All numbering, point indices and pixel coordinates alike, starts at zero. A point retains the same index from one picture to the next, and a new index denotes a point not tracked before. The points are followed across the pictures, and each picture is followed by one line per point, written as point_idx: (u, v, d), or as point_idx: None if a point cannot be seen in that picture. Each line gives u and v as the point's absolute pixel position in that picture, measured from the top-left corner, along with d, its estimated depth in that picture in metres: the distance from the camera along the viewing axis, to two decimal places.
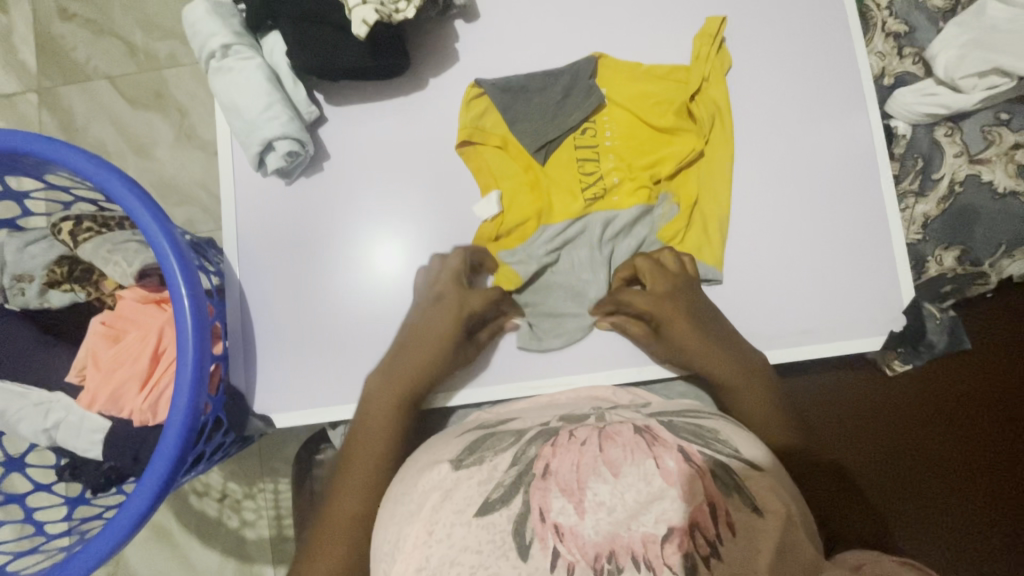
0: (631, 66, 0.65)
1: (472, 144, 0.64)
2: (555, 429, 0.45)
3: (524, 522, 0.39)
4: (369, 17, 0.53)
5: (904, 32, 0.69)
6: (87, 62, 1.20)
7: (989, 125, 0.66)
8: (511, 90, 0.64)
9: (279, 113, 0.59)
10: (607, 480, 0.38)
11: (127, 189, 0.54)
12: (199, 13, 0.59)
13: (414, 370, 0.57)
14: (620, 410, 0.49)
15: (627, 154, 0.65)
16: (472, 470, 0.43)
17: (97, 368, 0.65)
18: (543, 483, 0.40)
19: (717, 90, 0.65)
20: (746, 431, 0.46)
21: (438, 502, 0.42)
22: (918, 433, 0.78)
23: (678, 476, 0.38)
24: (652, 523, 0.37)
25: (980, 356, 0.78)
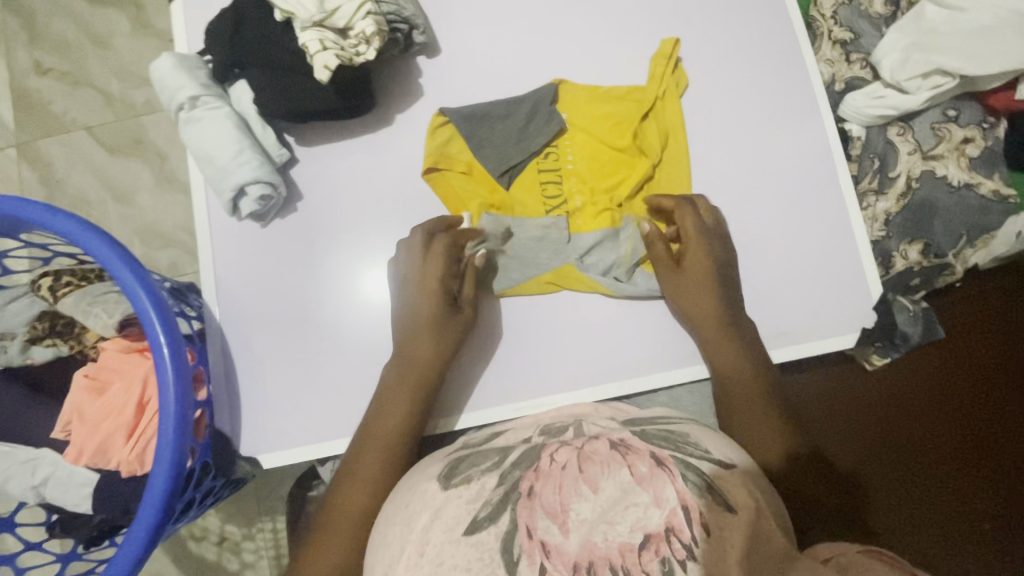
0: (590, 90, 0.68)
1: (438, 170, 0.65)
2: (539, 449, 0.46)
3: (511, 538, 0.39)
4: (330, 62, 0.55)
5: (850, 39, 0.72)
6: (65, 114, 1.21)
7: (939, 122, 0.69)
8: (475, 119, 0.66)
9: (250, 159, 0.60)
10: (588, 497, 0.39)
11: (102, 243, 0.55)
12: (165, 67, 0.60)
13: (420, 345, 0.59)
14: (597, 421, 0.51)
15: (590, 174, 0.67)
16: (461, 488, 0.44)
17: (82, 422, 0.65)
18: (528, 503, 0.40)
19: (671, 109, 0.67)
20: (716, 431, 0.47)
21: (427, 522, 0.42)
22: (917, 417, 0.80)
23: (651, 481, 0.40)
24: (627, 532, 0.38)
25: (979, 342, 0.79)
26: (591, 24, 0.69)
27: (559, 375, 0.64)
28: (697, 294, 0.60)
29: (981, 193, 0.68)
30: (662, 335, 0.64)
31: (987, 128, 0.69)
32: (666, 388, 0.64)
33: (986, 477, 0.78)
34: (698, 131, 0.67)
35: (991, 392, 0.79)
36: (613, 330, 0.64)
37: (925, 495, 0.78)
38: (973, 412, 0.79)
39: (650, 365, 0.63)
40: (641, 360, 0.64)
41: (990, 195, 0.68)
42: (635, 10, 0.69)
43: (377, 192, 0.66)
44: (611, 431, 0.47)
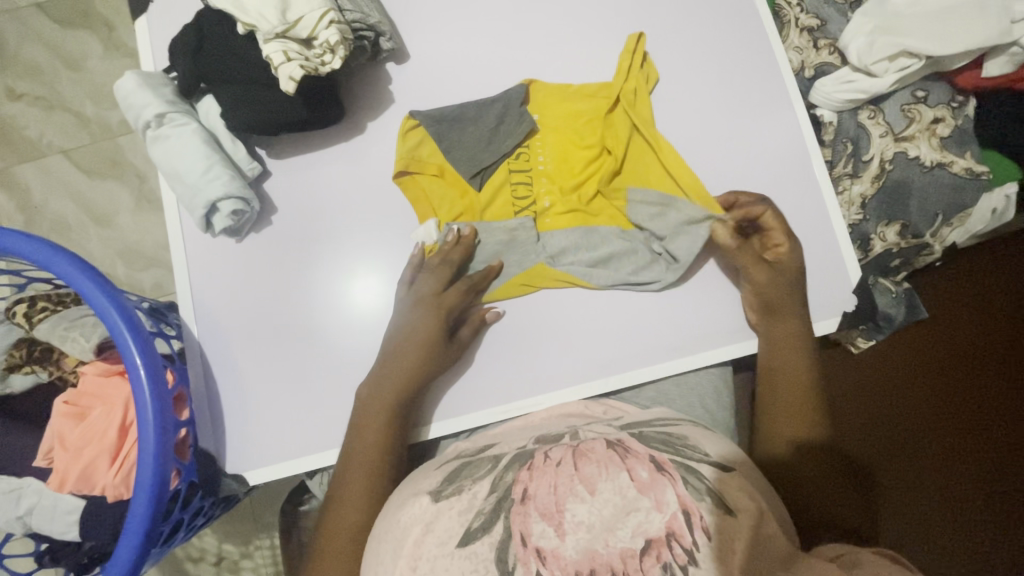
0: (560, 89, 0.68)
1: (409, 174, 0.65)
2: (530, 453, 0.46)
3: (505, 548, 0.39)
4: (295, 73, 0.55)
5: (817, 25, 0.73)
6: (41, 138, 1.20)
7: (909, 104, 0.69)
8: (446, 121, 0.66)
9: (220, 175, 0.60)
10: (584, 499, 0.38)
11: (72, 266, 0.55)
12: (129, 86, 0.60)
13: (409, 365, 0.59)
14: (593, 427, 0.49)
15: (560, 174, 0.67)
16: (452, 500, 0.44)
17: (64, 449, 0.64)
18: (522, 508, 0.40)
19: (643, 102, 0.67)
20: (711, 433, 0.47)
21: (420, 536, 0.42)
22: (909, 397, 0.80)
23: (652, 486, 0.39)
24: (629, 537, 0.37)
25: (964, 317, 0.80)
26: (559, 23, 0.70)
27: (546, 376, 0.63)
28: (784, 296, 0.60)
29: (954, 172, 0.68)
30: (647, 330, 0.64)
31: (957, 107, 0.69)
32: (652, 383, 0.64)
33: (983, 461, 0.78)
34: (671, 125, 0.67)
35: (983, 376, 0.80)
36: (590, 327, 0.64)
37: (924, 481, 0.78)
38: (966, 397, 0.80)
39: (635, 360, 0.63)
40: (624, 356, 0.63)
41: (963, 174, 0.68)
42: (602, 8, 0.70)
43: (353, 201, 0.66)
44: (607, 433, 0.47)
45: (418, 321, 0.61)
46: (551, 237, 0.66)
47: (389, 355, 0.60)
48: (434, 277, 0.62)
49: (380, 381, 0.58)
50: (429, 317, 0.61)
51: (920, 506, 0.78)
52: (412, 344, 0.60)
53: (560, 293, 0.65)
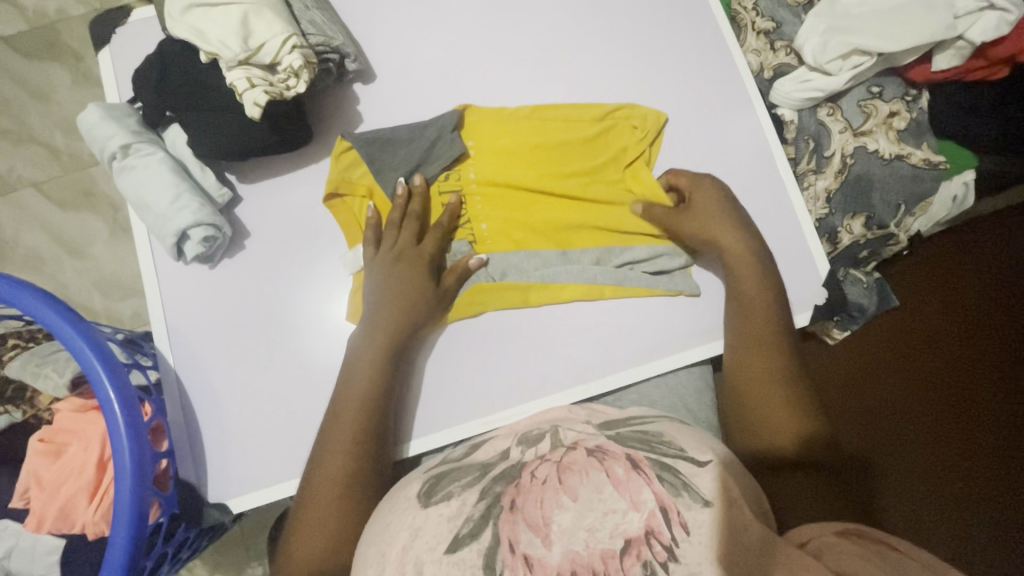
0: (495, 112, 0.68)
1: (339, 196, 0.65)
2: (517, 463, 0.46)
3: (494, 554, 0.39)
4: (260, 99, 0.55)
5: (773, 28, 0.75)
6: (10, 172, 1.18)
7: (865, 99, 0.71)
8: (376, 142, 0.65)
9: (188, 203, 0.59)
10: (568, 507, 0.39)
11: (39, 301, 0.54)
12: (93, 118, 0.60)
13: (364, 378, 0.57)
14: (572, 426, 0.51)
15: (498, 199, 0.67)
16: (441, 505, 0.44)
17: (41, 488, 0.63)
18: (511, 516, 0.40)
19: (619, 141, 0.68)
20: (689, 427, 0.48)
21: (408, 542, 0.42)
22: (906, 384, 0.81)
23: (628, 484, 0.39)
24: (608, 538, 0.37)
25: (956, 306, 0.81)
26: (521, 38, 0.71)
27: (532, 385, 0.64)
28: (727, 249, 0.62)
29: (912, 163, 0.70)
30: (625, 334, 0.65)
31: (910, 100, 0.71)
32: (633, 386, 0.64)
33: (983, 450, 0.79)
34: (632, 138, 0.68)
35: (956, 368, 0.80)
36: (566, 334, 0.65)
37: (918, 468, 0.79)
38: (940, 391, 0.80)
39: (617, 363, 0.64)
40: (604, 362, 0.64)
41: (921, 164, 0.70)
42: (563, 21, 0.71)
43: (326, 222, 0.66)
44: (587, 437, 0.47)
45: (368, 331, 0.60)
46: (513, 259, 0.66)
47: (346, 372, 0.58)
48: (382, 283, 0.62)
49: (336, 409, 0.56)
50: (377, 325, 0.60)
51: (900, 485, 0.78)
52: (359, 366, 0.58)
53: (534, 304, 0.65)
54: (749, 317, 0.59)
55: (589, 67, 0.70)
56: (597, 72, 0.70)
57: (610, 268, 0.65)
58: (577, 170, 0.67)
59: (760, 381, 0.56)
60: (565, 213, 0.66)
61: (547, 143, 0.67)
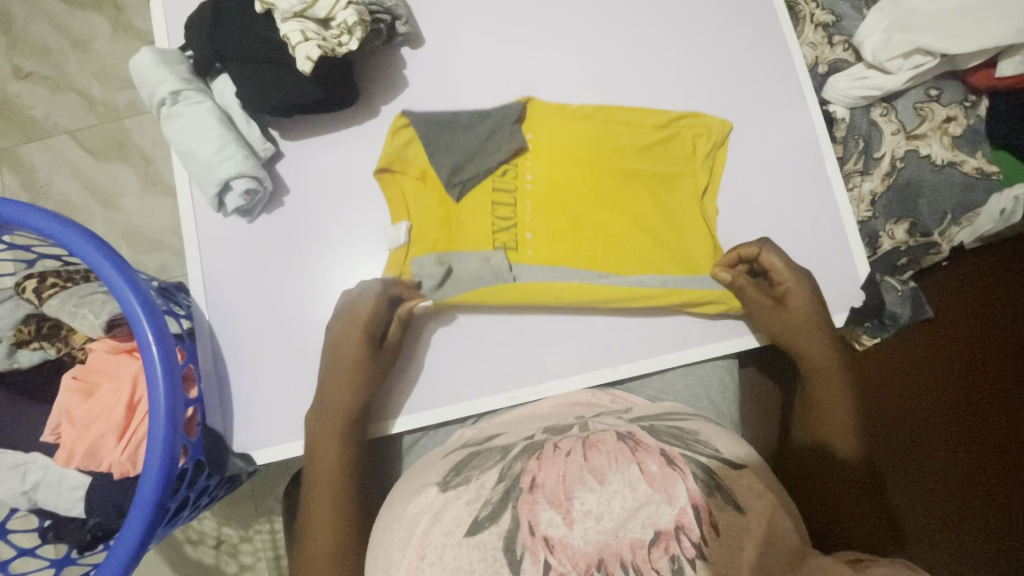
0: (555, 110, 0.67)
1: (390, 172, 0.65)
2: (540, 443, 0.46)
3: (513, 538, 0.39)
4: (312, 53, 0.55)
5: (832, 22, 0.73)
6: (47, 118, 1.20)
7: (921, 102, 0.69)
8: (436, 124, 0.65)
9: (233, 154, 0.60)
10: (594, 488, 0.39)
11: (83, 239, 0.54)
12: (146, 62, 0.60)
13: (344, 390, 0.58)
14: (603, 418, 0.50)
15: (547, 191, 0.65)
16: (460, 489, 0.44)
17: (72, 425, 0.64)
18: (531, 496, 0.40)
19: (682, 153, 0.67)
20: (727, 431, 0.47)
21: (428, 526, 0.42)
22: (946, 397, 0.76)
23: (662, 480, 0.39)
24: (639, 528, 0.38)
25: (998, 310, 0.77)
26: (573, 14, 0.69)
27: (558, 364, 0.64)
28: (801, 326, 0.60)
29: (965, 171, 0.68)
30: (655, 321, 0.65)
31: (969, 106, 0.69)
32: (658, 374, 0.64)
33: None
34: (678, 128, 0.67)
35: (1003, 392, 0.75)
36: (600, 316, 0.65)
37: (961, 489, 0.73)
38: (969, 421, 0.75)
39: (644, 350, 0.64)
40: (630, 347, 0.64)
41: (973, 173, 0.68)
42: None
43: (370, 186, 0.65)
44: (618, 425, 0.47)
45: (346, 338, 0.59)
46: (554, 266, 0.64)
47: (329, 376, 0.59)
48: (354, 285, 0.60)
49: (323, 409, 0.58)
50: (354, 334, 0.59)
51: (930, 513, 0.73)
52: (342, 369, 0.58)
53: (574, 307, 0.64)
54: (795, 337, 0.60)
55: (641, 47, 0.69)
56: (647, 53, 0.69)
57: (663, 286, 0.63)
58: (629, 175, 0.66)
59: (825, 415, 0.56)
60: (613, 218, 0.65)
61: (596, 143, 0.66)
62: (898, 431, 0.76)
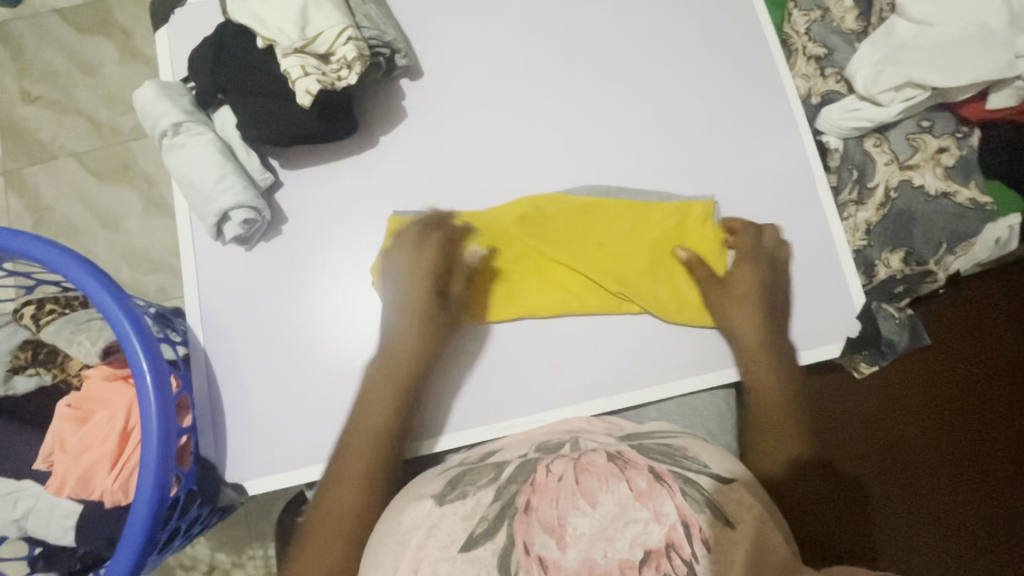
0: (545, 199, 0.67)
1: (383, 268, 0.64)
2: (533, 462, 0.46)
3: (508, 555, 0.39)
4: (311, 88, 0.56)
5: (824, 54, 0.74)
6: (53, 141, 1.22)
7: (914, 133, 0.70)
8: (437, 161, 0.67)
9: (233, 184, 0.60)
10: (586, 512, 0.40)
11: (81, 268, 0.55)
12: (149, 95, 0.61)
13: (370, 427, 0.57)
14: (594, 436, 0.51)
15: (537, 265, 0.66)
16: (457, 504, 0.44)
17: (64, 452, 0.64)
18: (526, 517, 0.41)
19: (649, 234, 0.66)
20: (714, 447, 0.48)
21: (422, 539, 0.42)
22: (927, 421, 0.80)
23: (650, 496, 0.40)
24: (627, 548, 0.38)
25: (986, 341, 0.80)
26: (569, 47, 0.71)
27: (554, 393, 0.64)
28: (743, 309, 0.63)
29: (958, 202, 0.69)
30: (651, 350, 0.65)
31: (962, 137, 0.69)
32: (655, 403, 0.64)
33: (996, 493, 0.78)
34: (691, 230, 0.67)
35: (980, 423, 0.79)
36: (598, 347, 0.65)
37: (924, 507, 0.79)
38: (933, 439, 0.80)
39: (640, 379, 0.64)
40: (627, 376, 0.64)
41: (967, 204, 0.69)
42: (613, 31, 0.71)
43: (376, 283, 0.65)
44: (608, 445, 0.48)
45: (372, 382, 0.60)
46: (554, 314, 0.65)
47: (359, 410, 0.58)
48: (417, 309, 0.62)
49: (345, 443, 0.57)
50: (384, 376, 0.60)
51: (893, 526, 0.78)
52: (368, 407, 0.58)
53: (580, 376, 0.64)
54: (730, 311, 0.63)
55: (635, 79, 0.70)
56: (641, 84, 0.70)
57: (660, 343, 0.65)
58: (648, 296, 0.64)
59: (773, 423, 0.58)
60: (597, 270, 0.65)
61: (604, 222, 0.66)
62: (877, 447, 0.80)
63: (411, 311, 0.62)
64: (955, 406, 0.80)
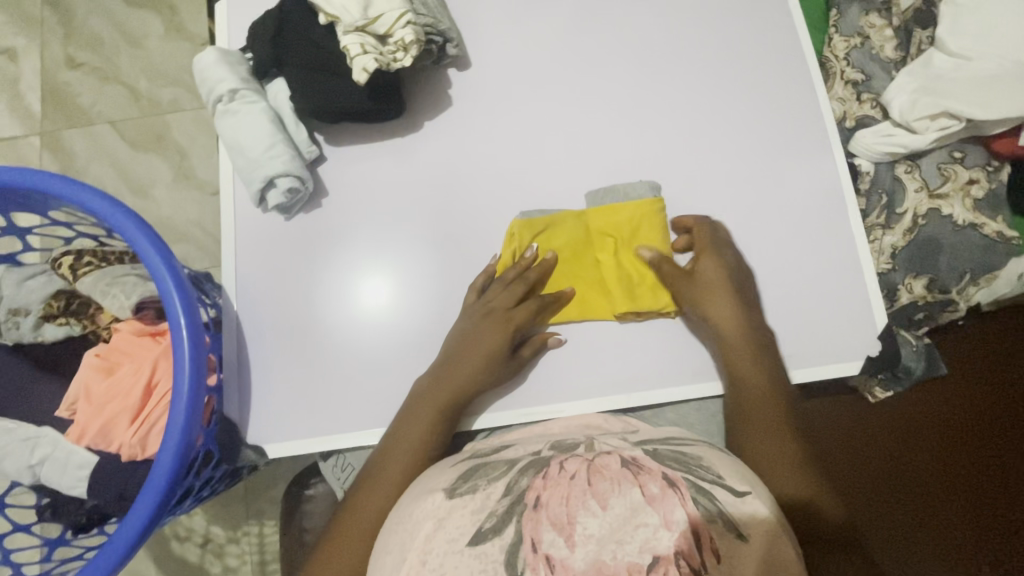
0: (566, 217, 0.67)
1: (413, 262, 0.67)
2: (546, 459, 0.47)
3: (515, 553, 0.40)
4: (369, 65, 0.58)
5: (861, 80, 0.76)
6: (91, 107, 1.24)
7: (945, 163, 0.71)
8: (477, 152, 0.69)
9: (281, 153, 0.62)
10: (596, 513, 0.39)
11: (129, 221, 0.56)
12: (209, 60, 0.63)
13: (410, 438, 0.59)
14: (609, 438, 0.51)
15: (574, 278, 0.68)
16: (467, 497, 0.45)
17: (88, 403, 0.65)
18: (535, 514, 0.41)
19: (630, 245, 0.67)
20: (726, 457, 0.48)
21: (431, 532, 0.43)
22: (941, 462, 0.80)
23: (662, 501, 0.40)
24: (636, 552, 0.38)
25: (1002, 385, 0.80)
26: (613, 53, 0.73)
27: (572, 386, 0.65)
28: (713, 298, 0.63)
29: (985, 234, 0.70)
30: (672, 353, 0.66)
31: (991, 171, 0.71)
32: (672, 404, 0.66)
33: (999, 536, 0.79)
34: None
35: (990, 466, 0.80)
36: (619, 345, 0.66)
37: (933, 548, 0.78)
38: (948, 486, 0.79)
39: (655, 381, 0.65)
40: (646, 376, 0.65)
41: (993, 236, 0.70)
42: (657, 41, 0.73)
43: (401, 263, 0.67)
44: (622, 448, 0.47)
45: (419, 400, 0.61)
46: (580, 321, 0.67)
47: (403, 421, 0.60)
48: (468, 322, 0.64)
49: (383, 451, 0.58)
50: (442, 390, 0.61)
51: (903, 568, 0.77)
52: (408, 424, 0.59)
53: (596, 372, 0.66)
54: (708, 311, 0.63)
55: (676, 87, 0.71)
56: (681, 95, 0.71)
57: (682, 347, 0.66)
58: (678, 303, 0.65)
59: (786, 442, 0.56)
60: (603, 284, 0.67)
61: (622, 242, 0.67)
62: (893, 486, 0.79)
63: (470, 323, 0.63)
64: (967, 448, 0.80)
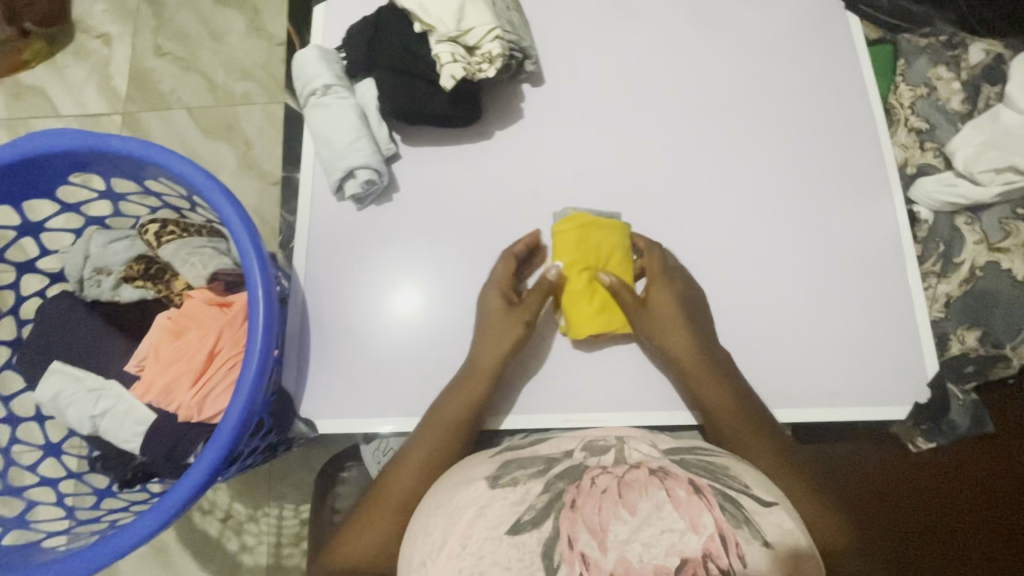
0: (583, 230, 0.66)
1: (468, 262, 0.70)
2: (579, 464, 0.47)
3: (552, 546, 0.41)
4: (457, 74, 0.62)
5: (925, 128, 0.77)
6: (171, 93, 1.33)
7: (1007, 218, 0.71)
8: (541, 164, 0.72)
9: (364, 146, 0.66)
10: (626, 520, 0.40)
11: (222, 194, 0.61)
12: (309, 57, 0.68)
13: (445, 427, 0.60)
14: (637, 441, 0.50)
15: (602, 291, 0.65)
16: (507, 489, 0.46)
17: (157, 360, 0.69)
18: (571, 514, 0.42)
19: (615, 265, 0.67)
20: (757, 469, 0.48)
21: (472, 518, 0.44)
22: (989, 525, 0.75)
23: (688, 506, 0.40)
24: (663, 555, 0.39)
25: None
26: (681, 82, 0.75)
27: (613, 398, 0.67)
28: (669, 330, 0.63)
29: None
30: None
31: None
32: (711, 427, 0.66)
33: None
34: (760, 274, 0.69)
35: None
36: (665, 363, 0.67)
37: None
38: (998, 548, 0.74)
39: None
40: None
41: None
42: (724, 74, 0.75)
43: (454, 262, 0.70)
44: (651, 458, 0.46)
45: (454, 392, 0.62)
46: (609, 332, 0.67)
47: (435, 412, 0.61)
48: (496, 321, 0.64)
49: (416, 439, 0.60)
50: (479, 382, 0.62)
51: None
52: (441, 416, 0.60)
53: (639, 386, 0.67)
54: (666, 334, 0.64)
55: (739, 120, 0.74)
56: (743, 128, 0.73)
57: None
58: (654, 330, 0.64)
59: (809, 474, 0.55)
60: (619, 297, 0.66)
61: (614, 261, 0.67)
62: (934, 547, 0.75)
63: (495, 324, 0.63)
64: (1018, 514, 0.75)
